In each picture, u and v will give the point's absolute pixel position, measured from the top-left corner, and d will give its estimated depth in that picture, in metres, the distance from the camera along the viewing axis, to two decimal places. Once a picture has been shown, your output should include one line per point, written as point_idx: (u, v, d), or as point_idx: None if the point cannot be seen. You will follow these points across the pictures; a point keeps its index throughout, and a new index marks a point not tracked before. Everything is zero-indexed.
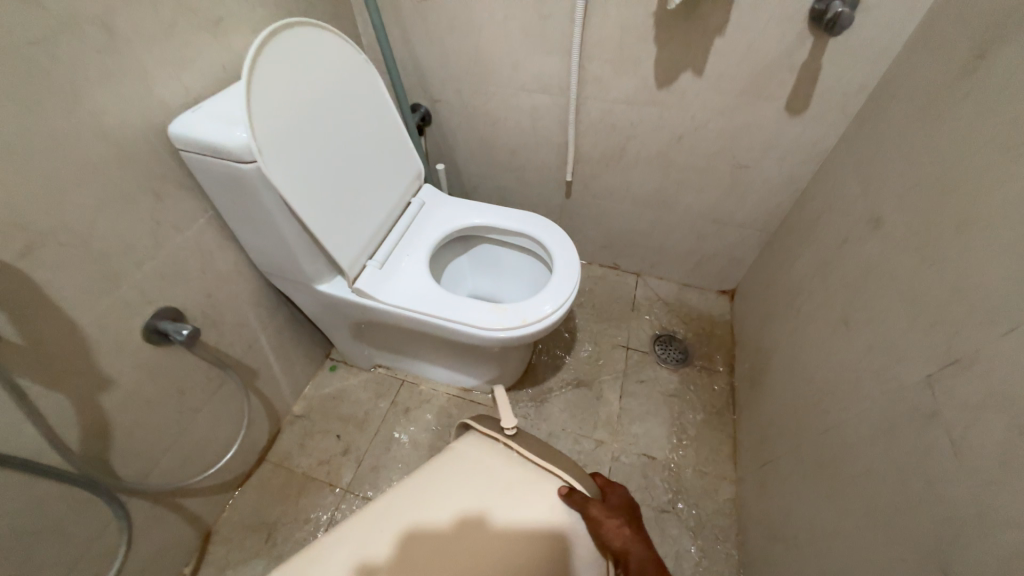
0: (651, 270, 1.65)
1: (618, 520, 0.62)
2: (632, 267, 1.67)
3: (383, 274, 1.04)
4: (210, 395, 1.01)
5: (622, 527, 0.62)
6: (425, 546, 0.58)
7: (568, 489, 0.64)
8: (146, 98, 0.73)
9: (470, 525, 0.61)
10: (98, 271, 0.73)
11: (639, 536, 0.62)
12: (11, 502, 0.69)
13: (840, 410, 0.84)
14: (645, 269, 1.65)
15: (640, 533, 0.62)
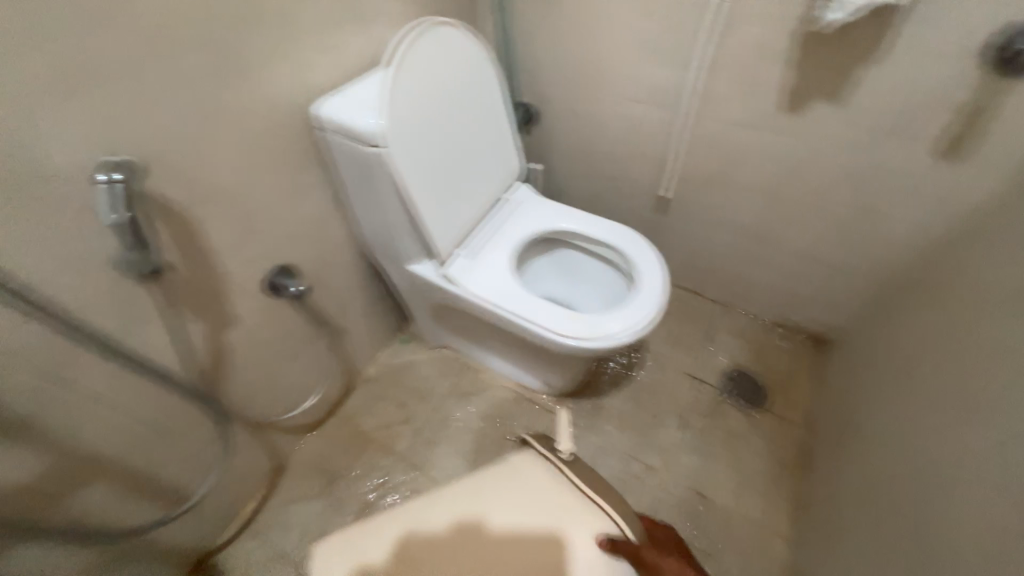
0: (734, 302, 1.56)
1: (671, 558, 0.67)
2: (713, 295, 1.58)
3: (470, 264, 1.10)
4: (306, 347, 1.13)
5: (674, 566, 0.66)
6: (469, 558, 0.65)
7: (613, 540, 0.65)
8: (301, 79, 0.83)
9: (512, 547, 0.66)
10: (241, 224, 0.84)
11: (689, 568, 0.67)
12: (149, 406, 0.82)
13: (937, 494, 0.75)
14: (727, 299, 1.56)
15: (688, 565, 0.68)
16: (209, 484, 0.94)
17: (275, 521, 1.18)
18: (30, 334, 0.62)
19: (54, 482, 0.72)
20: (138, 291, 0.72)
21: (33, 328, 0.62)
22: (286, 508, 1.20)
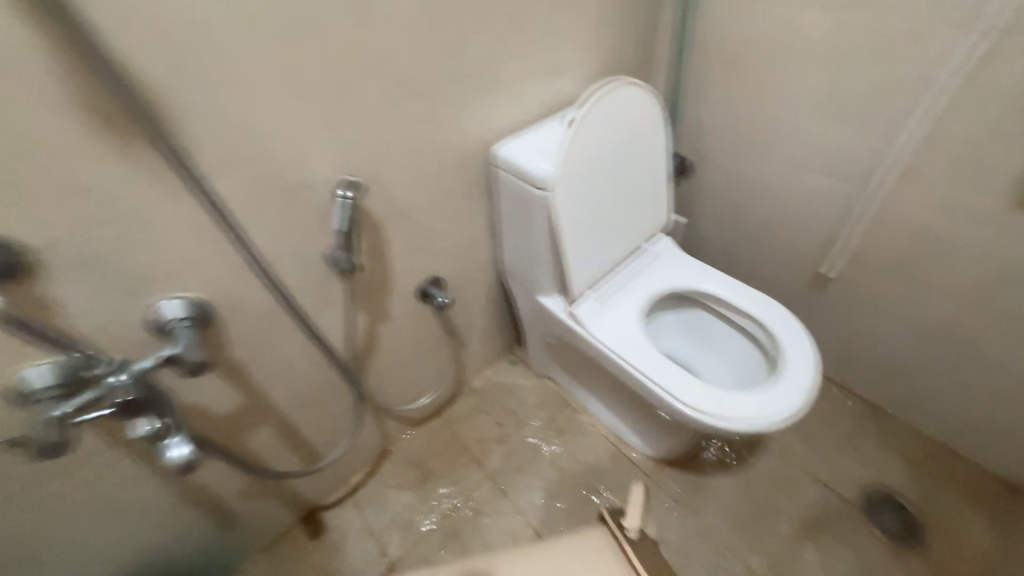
0: (891, 409, 1.33)
1: None
2: (864, 394, 1.37)
3: (600, 309, 1.10)
4: (434, 349, 1.24)
5: None
6: None
7: None
8: (489, 120, 0.95)
9: None
10: (413, 236, 0.97)
11: None
12: (314, 373, 0.97)
13: None
14: (882, 404, 1.34)
15: None
16: (339, 452, 1.07)
17: (372, 500, 1.28)
18: (261, 301, 0.79)
19: (240, 419, 0.90)
20: (334, 280, 0.87)
21: (264, 295, 0.79)
22: (382, 491, 1.30)
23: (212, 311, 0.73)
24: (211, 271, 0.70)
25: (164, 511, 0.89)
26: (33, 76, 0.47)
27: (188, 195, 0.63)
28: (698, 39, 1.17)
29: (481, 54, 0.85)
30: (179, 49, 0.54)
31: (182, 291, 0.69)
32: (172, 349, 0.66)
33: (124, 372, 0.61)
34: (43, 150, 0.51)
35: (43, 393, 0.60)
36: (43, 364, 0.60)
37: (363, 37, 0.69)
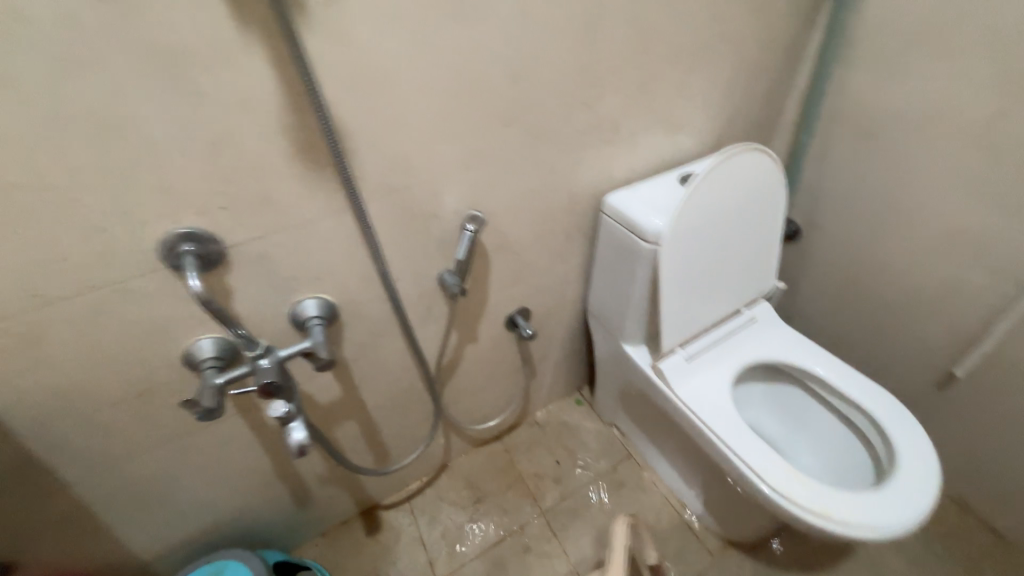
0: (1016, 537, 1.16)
1: None
2: (982, 514, 1.21)
3: (688, 368, 1.07)
4: (509, 376, 1.28)
5: None
6: None
7: None
8: (604, 169, 0.99)
9: None
10: (514, 267, 1.03)
11: None
12: (404, 380, 1.05)
13: None
14: (1005, 528, 1.18)
15: None
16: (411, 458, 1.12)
17: (426, 510, 1.32)
18: (378, 309, 0.88)
19: (335, 410, 0.99)
20: (440, 300, 0.94)
21: (381, 305, 0.87)
22: (436, 504, 1.33)
23: (338, 315, 0.83)
24: (347, 279, 0.79)
25: (258, 481, 0.99)
26: (264, 111, 0.57)
27: (346, 213, 0.72)
28: (828, 106, 1.14)
29: (608, 110, 0.90)
30: (371, 94, 0.63)
31: (320, 293, 0.78)
32: (307, 343, 0.75)
33: (268, 356, 0.70)
34: (255, 169, 0.61)
35: (208, 363, 0.71)
36: (212, 337, 0.72)
37: (513, 91, 0.76)
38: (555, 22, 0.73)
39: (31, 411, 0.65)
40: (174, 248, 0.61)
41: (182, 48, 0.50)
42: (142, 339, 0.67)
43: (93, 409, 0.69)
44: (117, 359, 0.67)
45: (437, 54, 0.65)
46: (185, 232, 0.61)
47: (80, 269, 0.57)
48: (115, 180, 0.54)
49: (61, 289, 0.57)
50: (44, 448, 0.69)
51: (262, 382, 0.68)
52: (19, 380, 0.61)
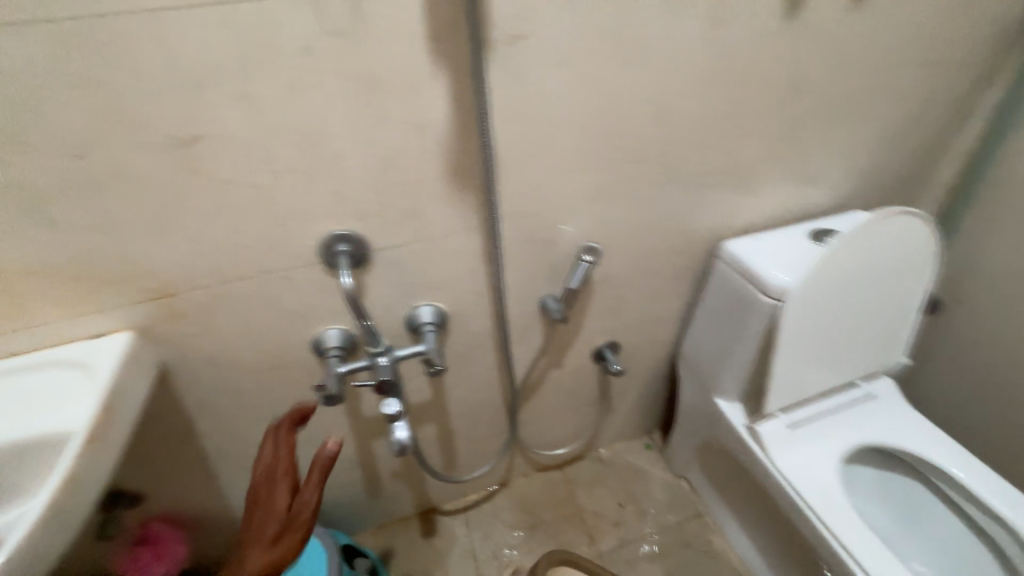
0: None
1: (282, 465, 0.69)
2: None
3: (790, 437, 0.98)
4: (585, 406, 1.26)
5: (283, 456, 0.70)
6: None
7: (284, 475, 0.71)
8: (723, 214, 0.96)
9: None
10: (614, 300, 1.01)
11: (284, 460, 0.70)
12: (488, 394, 1.07)
13: None
14: None
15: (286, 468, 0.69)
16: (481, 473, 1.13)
17: (481, 525, 1.32)
18: (482, 324, 0.91)
19: (421, 411, 1.03)
20: (539, 323, 0.95)
21: (486, 320, 0.90)
22: (491, 521, 1.32)
23: (447, 323, 0.87)
24: (462, 291, 0.83)
25: (342, 464, 1.05)
26: (432, 133, 0.62)
27: (476, 231, 0.75)
28: (996, 173, 1.02)
29: (741, 156, 0.87)
30: (524, 125, 0.67)
31: (436, 300, 0.82)
32: (420, 347, 0.78)
33: (388, 354, 0.75)
34: (412, 183, 0.66)
35: (333, 351, 0.77)
36: (339, 328, 0.78)
37: (653, 131, 0.76)
38: (709, 67, 0.73)
39: (191, 369, 0.74)
40: (332, 246, 0.68)
41: (383, 76, 0.56)
42: (287, 321, 0.74)
43: (234, 375, 0.78)
44: (264, 335, 0.75)
45: (592, 92, 0.68)
46: (343, 233, 0.67)
47: (258, 254, 0.65)
48: (303, 183, 0.61)
49: (240, 269, 0.66)
50: (191, 402, 0.79)
51: (379, 379, 0.73)
52: (190, 342, 0.71)
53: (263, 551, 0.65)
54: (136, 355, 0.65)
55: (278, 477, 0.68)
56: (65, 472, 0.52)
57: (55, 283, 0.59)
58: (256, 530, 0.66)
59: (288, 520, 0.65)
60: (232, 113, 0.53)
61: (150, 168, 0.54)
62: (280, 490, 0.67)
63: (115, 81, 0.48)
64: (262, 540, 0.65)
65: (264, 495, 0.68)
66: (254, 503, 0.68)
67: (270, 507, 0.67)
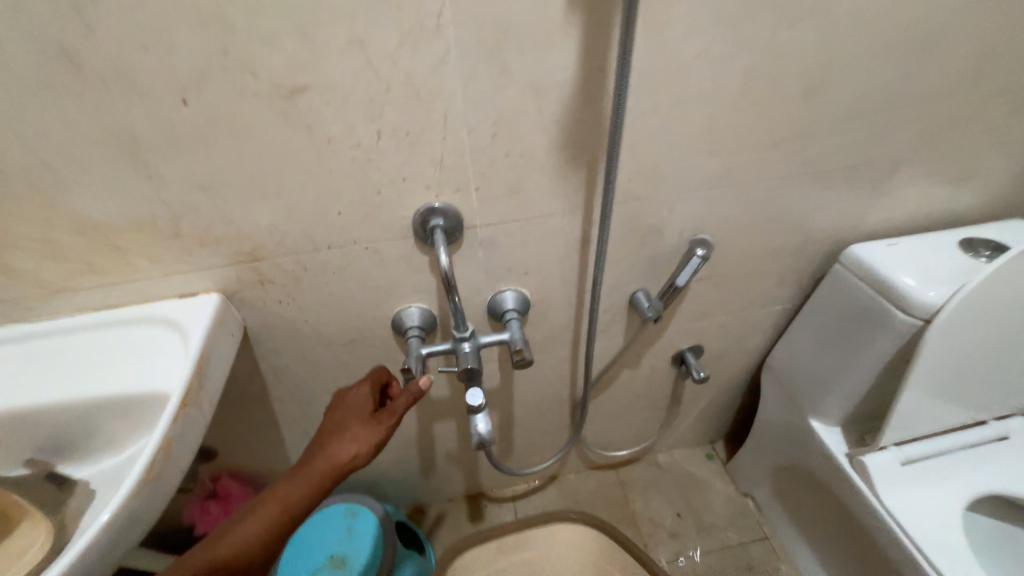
0: None
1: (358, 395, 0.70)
2: None
3: (904, 474, 0.85)
4: (651, 410, 1.17)
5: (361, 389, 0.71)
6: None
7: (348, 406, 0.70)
8: (852, 214, 0.83)
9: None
10: (707, 301, 0.91)
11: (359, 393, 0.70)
12: (555, 387, 1.01)
13: None
14: None
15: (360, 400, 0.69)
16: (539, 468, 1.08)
17: (528, 517, 1.28)
18: (563, 315, 0.84)
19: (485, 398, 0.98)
20: (623, 317, 0.87)
21: (569, 311, 0.83)
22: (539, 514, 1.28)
23: (529, 311, 0.80)
24: (550, 278, 0.76)
25: (401, 442, 1.04)
26: (553, 98, 0.55)
27: (578, 214, 0.68)
28: None
29: (890, 145, 0.74)
30: (653, 92, 0.58)
31: (520, 286, 0.76)
32: (504, 335, 0.72)
33: (471, 341, 0.70)
34: (520, 155, 0.59)
35: (413, 331, 0.73)
36: (421, 307, 0.73)
37: (796, 108, 0.65)
38: (878, 35, 0.60)
39: (272, 336, 0.72)
40: (426, 220, 0.62)
41: (511, 28, 0.49)
42: (370, 295, 0.70)
43: (311, 346, 0.76)
44: (345, 308, 0.71)
45: (738, 58, 0.58)
46: (439, 206, 0.61)
47: (351, 223, 0.61)
48: (408, 147, 0.55)
49: (331, 238, 0.62)
50: (267, 369, 0.78)
51: (462, 366, 0.67)
52: (274, 309, 0.68)
53: (341, 444, 0.65)
54: (225, 319, 0.63)
55: (364, 388, 0.71)
56: (161, 436, 0.51)
57: (152, 239, 0.57)
58: (337, 426, 0.67)
59: (371, 422, 0.66)
60: (345, 63, 0.48)
61: (255, 121, 0.50)
62: (366, 399, 0.69)
63: (231, 19, 0.43)
64: (341, 435, 0.66)
65: (350, 400, 0.70)
66: (337, 406, 0.70)
67: (354, 410, 0.68)
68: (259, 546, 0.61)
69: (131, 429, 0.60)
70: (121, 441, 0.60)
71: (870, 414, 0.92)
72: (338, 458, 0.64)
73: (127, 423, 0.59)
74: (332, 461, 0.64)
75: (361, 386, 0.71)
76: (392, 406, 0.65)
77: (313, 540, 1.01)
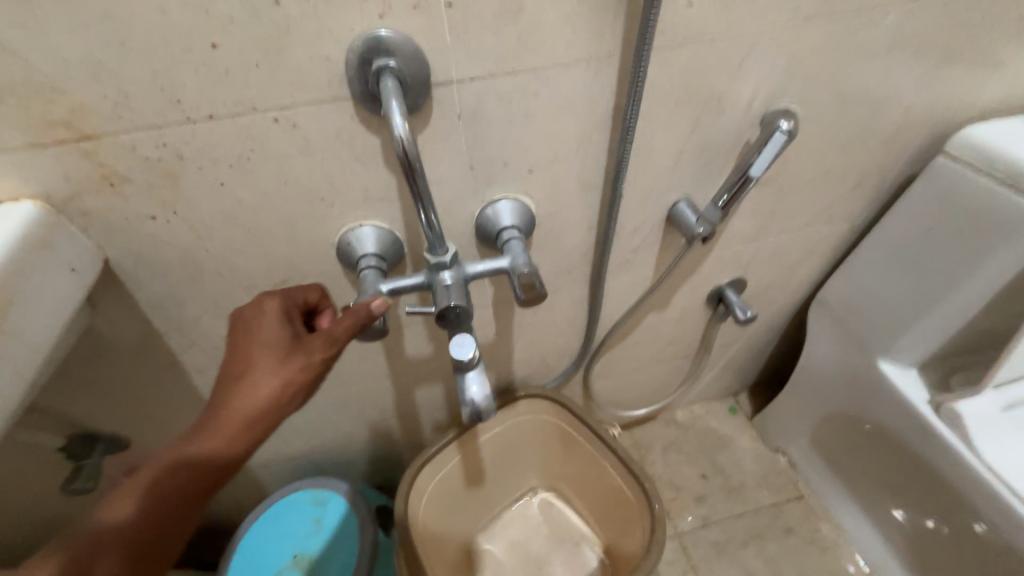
0: None
1: (262, 316, 0.45)
2: None
3: (1004, 421, 0.68)
4: (676, 362, 0.99)
5: (264, 306, 0.45)
6: (479, 466, 0.89)
7: (246, 333, 0.45)
8: (968, 86, 0.61)
9: (509, 449, 0.91)
10: (762, 218, 0.70)
11: (261, 313, 0.45)
12: (566, 338, 0.80)
13: None
14: None
15: (268, 322, 0.45)
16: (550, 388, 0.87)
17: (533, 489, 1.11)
18: (579, 238, 0.62)
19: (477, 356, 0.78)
20: (655, 239, 0.66)
21: (587, 231, 0.61)
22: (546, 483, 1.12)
23: (534, 232, 0.58)
24: (563, 178, 0.53)
25: (375, 414, 0.83)
26: None
27: (607, 66, 0.44)
28: None
29: None
30: None
31: (520, 193, 0.53)
32: (503, 260, 0.50)
33: (455, 270, 0.47)
34: None
35: (369, 261, 0.50)
36: (376, 226, 0.50)
37: None
38: None
39: (158, 275, 0.49)
40: (369, 65, 0.38)
41: None
42: (298, 205, 0.47)
43: (223, 289, 0.52)
44: (262, 228, 0.48)
45: None
46: (387, 40, 0.37)
47: (241, 68, 0.36)
48: None
49: (213, 98, 0.37)
50: (168, 327, 0.55)
51: (440, 306, 0.45)
52: (150, 231, 0.45)
53: (251, 391, 0.42)
54: (50, 242, 0.39)
55: (275, 309, 0.45)
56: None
57: None
58: (240, 367, 0.43)
59: (296, 353, 0.43)
60: None
61: None
62: (281, 322, 0.45)
63: None
64: (251, 378, 0.43)
65: (256, 328, 0.45)
66: (234, 341, 0.45)
67: (264, 341, 0.44)
68: (160, 544, 0.39)
69: None
70: None
71: (956, 352, 0.75)
72: (249, 411, 0.42)
73: None
74: (246, 413, 0.42)
75: (268, 306, 0.46)
76: (330, 330, 0.44)
77: (275, 537, 0.81)
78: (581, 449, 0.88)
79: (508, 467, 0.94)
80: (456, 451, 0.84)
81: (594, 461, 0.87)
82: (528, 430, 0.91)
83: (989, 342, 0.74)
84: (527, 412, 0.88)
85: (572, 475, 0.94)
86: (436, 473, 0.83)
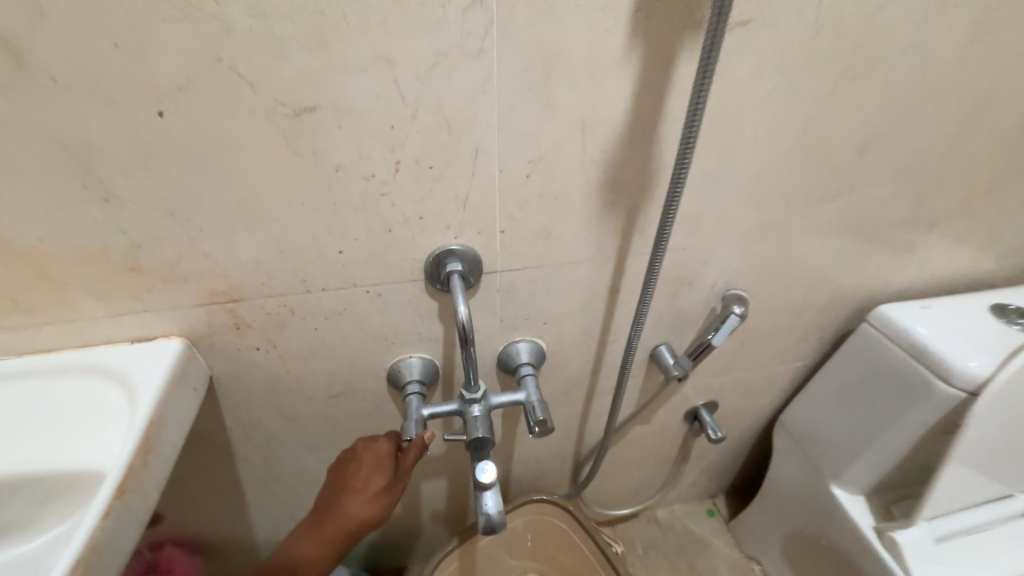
0: None
1: (373, 449, 0.61)
2: None
3: (934, 551, 0.79)
4: (658, 466, 1.08)
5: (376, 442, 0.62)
6: (483, 556, 0.97)
7: (359, 459, 0.61)
8: (884, 273, 0.78)
9: (512, 541, 0.99)
10: (729, 356, 0.85)
11: (373, 447, 0.61)
12: (560, 444, 0.91)
13: None
14: None
15: (376, 455, 0.61)
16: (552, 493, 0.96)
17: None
18: (579, 368, 0.75)
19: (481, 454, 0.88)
20: (641, 371, 0.80)
21: (585, 363, 0.75)
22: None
23: (544, 363, 0.71)
24: (569, 328, 0.68)
25: None
26: (599, 137, 0.48)
27: (608, 263, 0.61)
28: None
29: (934, 205, 0.70)
30: (704, 140, 0.53)
31: (536, 336, 0.67)
32: (519, 394, 0.63)
33: (482, 403, 0.60)
34: (554, 196, 0.52)
35: (413, 387, 0.63)
36: (422, 358, 0.64)
37: (849, 159, 0.60)
38: (940, 95, 0.57)
39: (244, 386, 0.61)
40: (442, 264, 0.54)
41: (563, 56, 0.42)
42: (365, 342, 0.60)
43: (288, 398, 0.64)
44: (333, 357, 0.61)
45: (797, 107, 0.53)
46: (455, 249, 0.53)
47: (353, 263, 0.51)
48: (429, 181, 0.47)
49: (327, 279, 0.52)
50: (234, 425, 0.65)
51: (472, 435, 0.58)
52: (250, 357, 0.57)
53: (355, 506, 0.58)
54: (184, 369, 0.51)
55: (381, 446, 0.61)
56: (80, 548, 0.38)
57: (103, 274, 0.46)
58: (352, 485, 0.59)
59: (387, 482, 0.59)
60: (362, 80, 0.40)
61: (249, 139, 0.41)
62: (383, 458, 0.60)
63: (230, 14, 0.35)
64: (357, 496, 0.59)
65: (367, 459, 0.61)
66: (351, 463, 0.61)
67: (370, 470, 0.60)
68: None
69: (54, 513, 0.47)
70: (29, 527, 0.47)
71: (895, 484, 0.87)
72: (353, 521, 0.58)
73: (49, 505, 0.46)
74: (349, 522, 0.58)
75: (377, 442, 0.62)
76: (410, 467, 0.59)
77: None
78: (580, 552, 0.95)
79: (508, 557, 1.01)
80: (466, 544, 0.92)
81: (592, 568, 0.94)
82: (531, 525, 0.99)
83: (918, 476, 0.87)
84: (533, 510, 0.97)
85: (566, 573, 1.00)
86: (445, 566, 0.90)
